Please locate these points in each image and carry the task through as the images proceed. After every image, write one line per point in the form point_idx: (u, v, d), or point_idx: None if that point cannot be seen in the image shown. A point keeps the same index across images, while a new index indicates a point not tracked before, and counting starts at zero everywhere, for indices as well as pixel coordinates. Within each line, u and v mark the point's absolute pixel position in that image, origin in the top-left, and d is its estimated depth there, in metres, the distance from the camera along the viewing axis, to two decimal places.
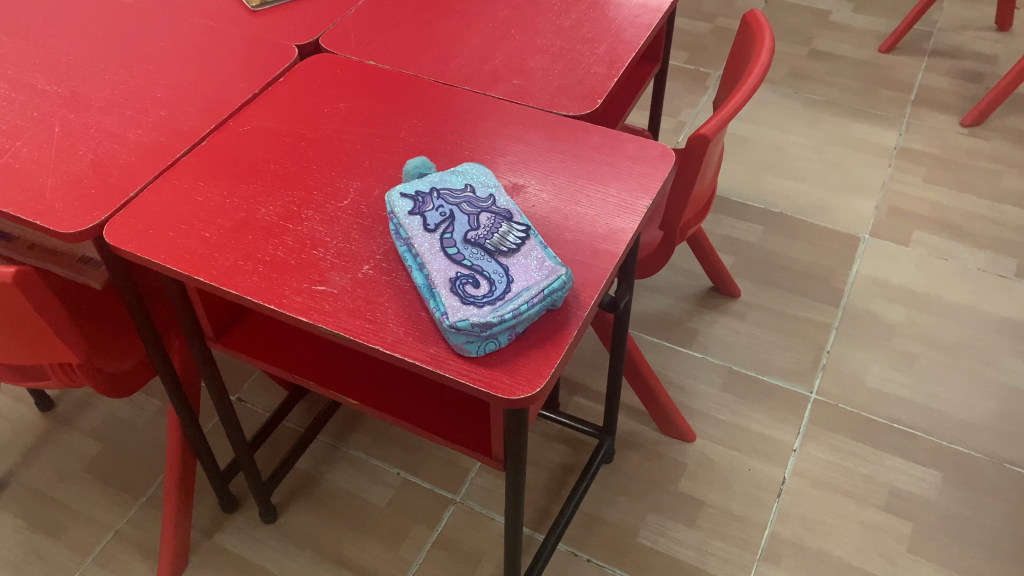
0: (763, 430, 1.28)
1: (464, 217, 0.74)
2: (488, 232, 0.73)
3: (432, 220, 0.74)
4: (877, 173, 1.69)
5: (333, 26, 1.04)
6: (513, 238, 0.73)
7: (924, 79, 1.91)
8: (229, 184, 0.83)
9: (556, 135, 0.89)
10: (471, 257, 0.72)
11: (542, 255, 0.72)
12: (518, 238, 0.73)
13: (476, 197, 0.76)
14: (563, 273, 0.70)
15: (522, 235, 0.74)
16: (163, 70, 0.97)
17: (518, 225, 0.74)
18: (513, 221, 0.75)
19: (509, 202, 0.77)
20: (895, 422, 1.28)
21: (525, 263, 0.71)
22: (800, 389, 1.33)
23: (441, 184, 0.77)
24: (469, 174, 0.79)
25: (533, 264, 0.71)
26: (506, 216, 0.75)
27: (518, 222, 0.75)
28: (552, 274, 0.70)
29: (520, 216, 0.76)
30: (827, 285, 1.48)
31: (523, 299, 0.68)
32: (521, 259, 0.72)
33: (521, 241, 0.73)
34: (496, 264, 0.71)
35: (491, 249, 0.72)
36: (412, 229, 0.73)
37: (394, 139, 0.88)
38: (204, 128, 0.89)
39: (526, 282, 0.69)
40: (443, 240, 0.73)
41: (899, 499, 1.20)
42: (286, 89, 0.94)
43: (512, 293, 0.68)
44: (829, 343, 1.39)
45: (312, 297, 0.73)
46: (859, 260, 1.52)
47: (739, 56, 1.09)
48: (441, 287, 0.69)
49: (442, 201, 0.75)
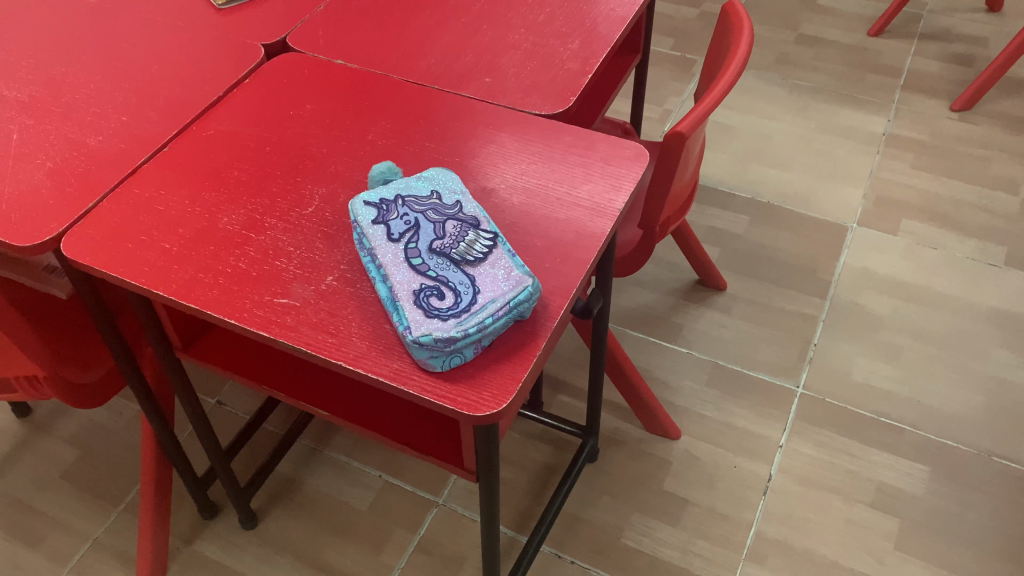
0: (748, 426, 1.26)
1: (429, 225, 0.72)
2: (454, 241, 0.71)
3: (396, 228, 0.72)
4: (864, 160, 1.66)
5: (300, 24, 1.01)
6: (479, 247, 0.71)
7: (912, 64, 1.89)
8: (192, 192, 0.81)
9: (527, 136, 0.87)
10: (436, 268, 0.70)
11: (509, 264, 0.70)
12: (485, 246, 0.71)
13: (442, 204, 0.74)
14: (530, 283, 0.68)
15: (489, 243, 0.72)
16: (126, 74, 0.94)
17: (485, 232, 0.72)
18: (481, 229, 0.73)
19: (477, 207, 0.75)
20: (882, 416, 1.27)
21: (492, 272, 0.69)
22: (786, 384, 1.31)
23: (406, 190, 0.75)
24: (435, 179, 0.77)
25: (499, 274, 0.69)
26: (473, 224, 0.73)
27: (485, 230, 0.73)
28: (519, 284, 0.68)
29: (488, 223, 0.74)
30: (813, 276, 1.46)
31: (488, 312, 0.66)
32: (487, 268, 0.70)
33: (488, 249, 0.71)
34: (462, 275, 0.69)
35: (458, 259, 0.70)
36: (375, 239, 0.71)
37: (362, 142, 0.86)
38: (166, 134, 0.87)
39: (492, 293, 0.67)
40: (408, 251, 0.71)
41: (885, 495, 1.18)
42: (252, 92, 0.92)
43: (477, 305, 0.66)
44: (816, 336, 1.37)
45: (274, 310, 0.71)
46: (846, 250, 1.50)
47: (717, 47, 1.07)
48: (405, 300, 0.68)
49: (407, 209, 0.73)
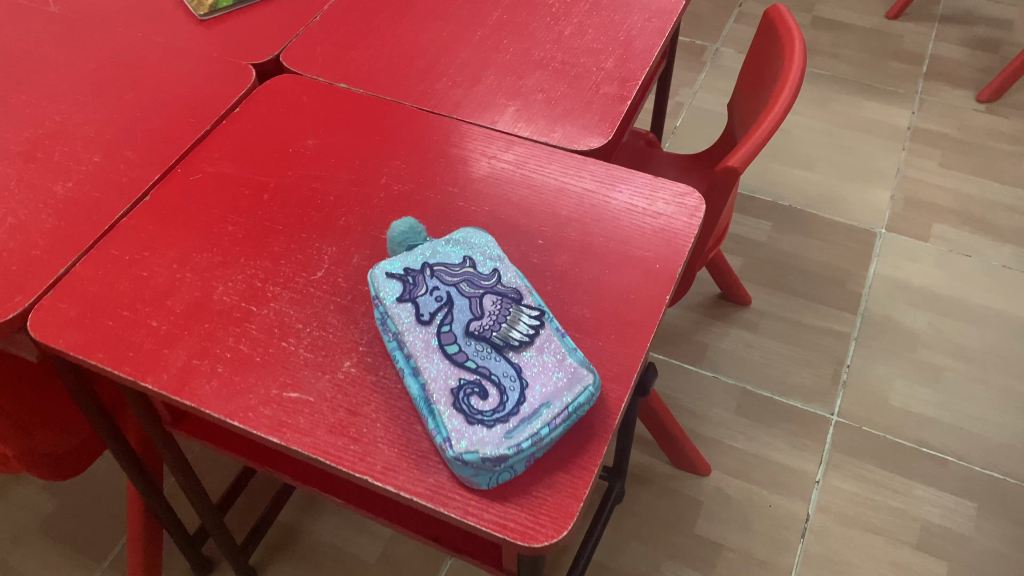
0: (783, 458, 1.18)
1: (465, 301, 0.62)
2: (494, 320, 0.61)
3: (426, 307, 0.61)
4: (891, 157, 1.57)
5: (295, 37, 0.89)
6: (524, 328, 0.61)
7: (935, 49, 1.78)
8: (181, 253, 0.70)
9: (564, 176, 0.76)
10: (475, 356, 0.59)
11: (560, 350, 0.60)
12: (530, 326, 0.61)
13: (478, 273, 0.64)
14: (589, 379, 0.58)
15: (534, 322, 0.61)
16: (97, 103, 0.82)
17: (529, 308, 0.62)
18: (524, 304, 0.62)
19: (517, 276, 0.64)
20: (923, 446, 1.19)
21: (541, 361, 0.59)
22: (820, 411, 1.22)
23: (434, 257, 0.64)
24: (467, 242, 0.66)
25: (551, 365, 0.59)
26: (515, 298, 0.63)
27: (529, 305, 0.62)
28: (575, 381, 0.58)
29: (531, 295, 0.63)
30: (843, 288, 1.37)
31: (543, 420, 0.56)
32: (535, 356, 0.59)
33: (534, 330, 0.61)
34: (507, 364, 0.59)
35: (500, 344, 0.60)
36: (402, 321, 0.61)
37: (374, 186, 0.75)
38: (147, 178, 0.75)
39: (544, 391, 0.57)
40: (441, 335, 0.60)
41: (932, 535, 1.11)
42: (244, 123, 0.80)
43: (529, 408, 0.56)
44: (849, 355, 1.29)
45: (284, 406, 0.61)
46: (876, 259, 1.40)
47: (761, 57, 0.96)
48: (442, 399, 0.57)
49: (437, 281, 0.63)
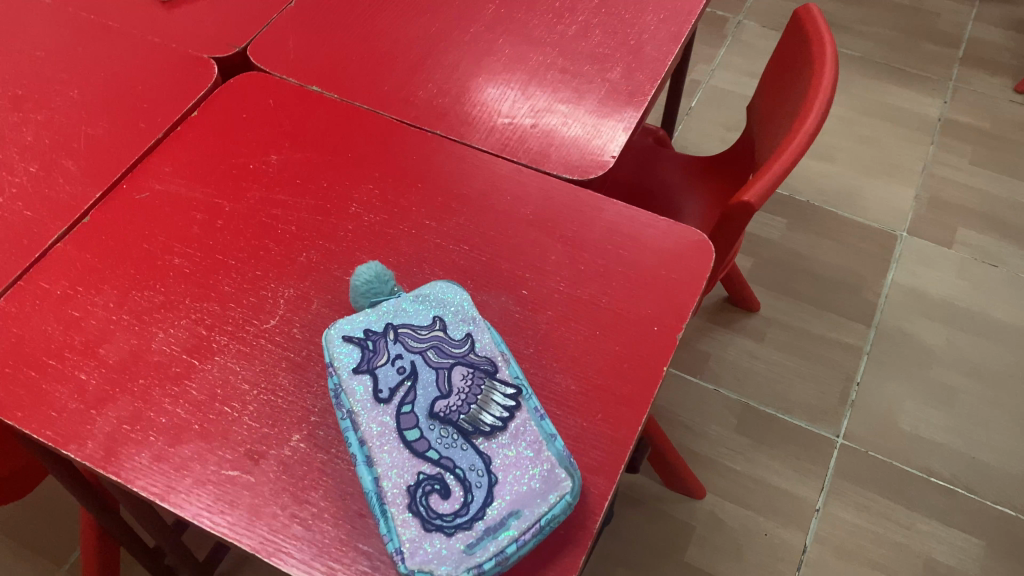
0: (781, 483, 1.11)
1: (431, 374, 0.54)
2: (464, 399, 0.53)
3: (386, 380, 0.54)
4: (917, 151, 1.46)
5: (265, 27, 0.80)
6: (497, 409, 0.53)
7: (972, 31, 1.66)
8: (118, 291, 0.62)
9: (556, 207, 0.67)
10: (439, 443, 0.52)
11: (537, 439, 0.52)
12: (504, 409, 0.53)
13: (448, 338, 0.56)
14: (567, 484, 0.51)
15: (509, 404, 0.54)
16: (40, 100, 0.73)
17: (504, 384, 0.54)
18: (498, 379, 0.54)
19: (494, 342, 0.56)
20: (932, 475, 1.12)
21: (513, 453, 0.52)
22: (825, 432, 1.15)
23: (399, 317, 0.56)
24: (439, 297, 0.58)
25: (525, 459, 0.52)
26: (489, 371, 0.55)
27: (505, 380, 0.54)
28: (551, 485, 0.51)
29: (507, 368, 0.55)
30: (856, 296, 1.28)
31: (510, 535, 0.49)
32: (507, 446, 0.52)
33: (508, 413, 0.53)
34: (475, 455, 0.51)
35: (469, 428, 0.52)
36: (357, 397, 0.53)
37: (341, 214, 0.66)
38: (88, 195, 0.67)
39: (514, 494, 0.50)
40: (401, 417, 0.52)
41: (934, 574, 1.05)
42: (199, 130, 0.71)
43: (497, 516, 0.49)
44: (859, 371, 1.21)
45: (224, 488, 0.54)
46: (895, 265, 1.31)
47: (789, 62, 0.85)
48: (397, 497, 0.50)
49: (401, 348, 0.55)
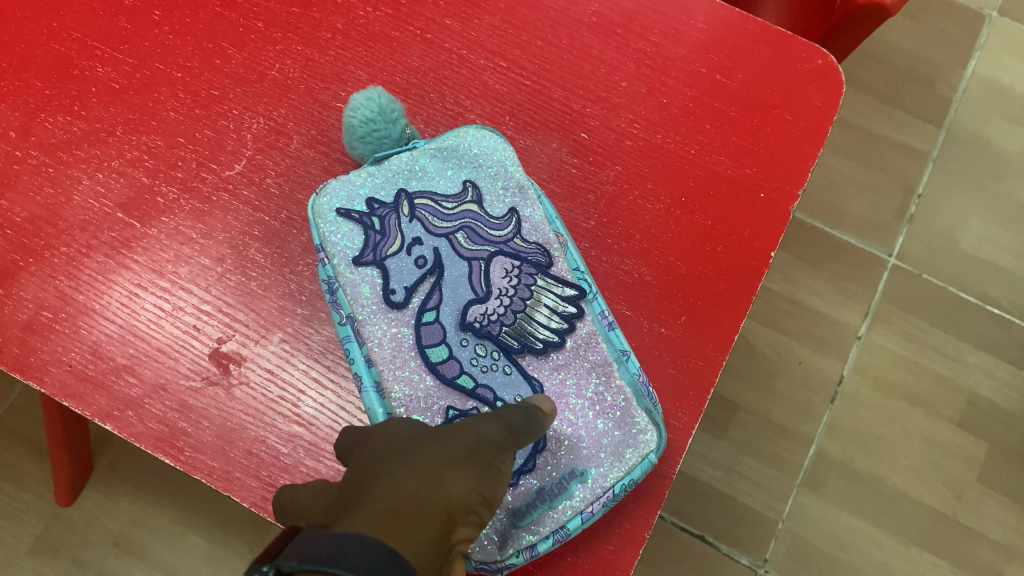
0: (822, 307, 1.01)
1: (462, 268, 0.39)
2: (508, 305, 0.39)
3: (400, 275, 0.39)
4: None
5: None
6: (551, 319, 0.39)
7: None
8: (21, 112, 0.44)
9: (628, 5, 0.47)
10: (475, 366, 0.38)
11: (605, 362, 0.39)
12: (561, 319, 0.39)
13: (483, 215, 0.40)
14: (652, 439, 0.38)
15: (568, 311, 0.39)
16: None
17: (560, 283, 0.39)
18: (553, 277, 0.40)
19: (547, 220, 0.41)
20: (989, 303, 1.01)
21: (574, 383, 0.38)
22: (875, 251, 1.02)
23: (415, 184, 0.41)
24: (469, 154, 0.42)
25: (589, 394, 0.38)
26: (543, 264, 0.40)
27: (561, 277, 0.40)
28: (627, 435, 0.38)
29: (564, 259, 0.40)
30: (929, 90, 1.10)
31: (571, 502, 0.37)
32: (565, 375, 0.38)
33: (567, 325, 0.39)
34: (522, 383, 0.38)
35: (514, 345, 0.38)
36: (360, 297, 0.38)
37: (326, 7, 0.47)
38: None
39: (576, 447, 0.37)
40: (422, 329, 0.38)
41: (975, 412, 0.98)
42: None
43: (553, 475, 0.37)
44: (922, 181, 1.06)
45: (185, 401, 0.41)
46: (978, 53, 1.12)
47: None
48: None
49: (419, 230, 0.40)
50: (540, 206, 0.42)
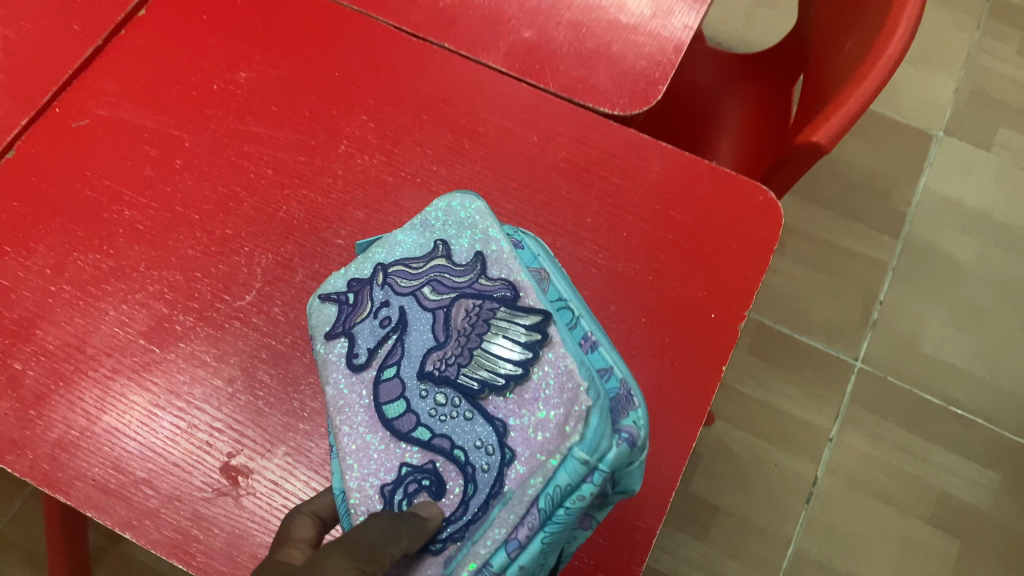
0: (794, 410, 1.06)
1: (425, 320, 0.40)
2: (463, 344, 0.38)
3: (366, 337, 0.40)
4: (961, 35, 1.33)
5: None
6: (510, 349, 0.37)
7: None
8: (56, 251, 0.50)
9: (592, 151, 0.54)
10: (432, 417, 0.37)
11: (568, 374, 0.35)
12: (520, 348, 0.37)
13: (450, 265, 0.42)
14: (576, 434, 0.33)
15: (528, 338, 0.37)
16: None
17: (525, 313, 0.38)
18: (517, 308, 0.38)
19: (518, 263, 0.41)
20: (952, 404, 1.06)
21: (525, 411, 0.35)
22: (843, 355, 1.08)
23: (392, 258, 0.43)
24: (448, 218, 0.44)
25: (541, 412, 0.35)
26: (510, 297, 0.39)
27: (529, 307, 0.38)
28: (562, 430, 0.34)
29: (535, 292, 0.39)
30: (885, 204, 1.18)
31: (522, 529, 0.33)
32: (519, 399, 0.36)
33: (528, 348, 0.37)
34: (481, 424, 0.36)
35: (472, 386, 0.36)
36: (329, 364, 0.40)
37: (328, 155, 0.54)
38: (12, 124, 0.54)
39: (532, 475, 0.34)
40: (381, 386, 0.38)
41: (946, 509, 1.02)
42: (151, 35, 0.57)
43: (501, 506, 0.34)
44: (883, 288, 1.12)
45: (196, 510, 0.45)
46: (928, 169, 1.21)
47: None
48: (368, 501, 0.36)
49: (389, 295, 0.41)
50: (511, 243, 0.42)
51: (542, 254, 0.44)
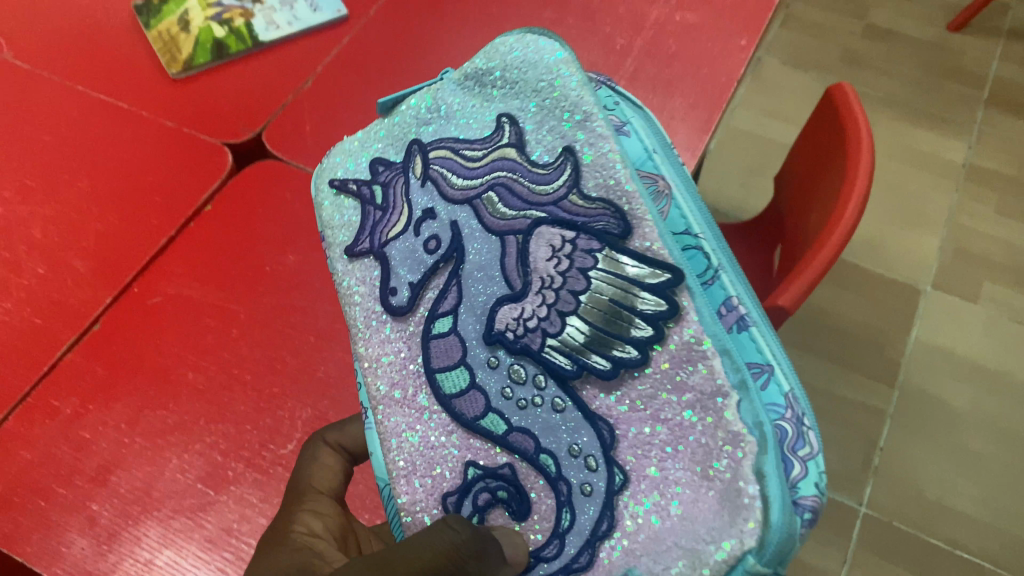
0: (803, 555, 1.09)
1: (495, 243, 0.49)
2: (543, 296, 0.46)
3: (408, 265, 0.52)
4: (940, 198, 1.45)
5: (280, 110, 0.78)
6: (634, 322, 0.43)
7: (998, 70, 1.66)
8: (130, 409, 0.60)
9: None
10: (514, 406, 0.46)
11: (718, 392, 0.41)
12: (642, 321, 0.43)
13: (527, 166, 0.50)
14: (752, 539, 0.37)
15: (655, 311, 0.43)
16: (49, 190, 0.70)
17: (650, 269, 0.44)
18: (621, 254, 0.45)
19: (624, 176, 0.47)
20: (957, 548, 1.09)
21: (657, 409, 0.42)
22: (847, 500, 1.13)
23: (454, 139, 0.54)
24: (533, 103, 0.52)
25: (680, 435, 0.41)
26: (616, 232, 0.45)
27: (640, 254, 0.44)
28: (730, 525, 0.37)
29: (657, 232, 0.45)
30: (880, 354, 1.26)
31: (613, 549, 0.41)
32: (639, 381, 0.43)
33: (657, 320, 0.43)
34: (582, 426, 0.43)
35: (565, 366, 0.45)
36: (362, 275, 0.55)
37: None
38: (98, 300, 0.64)
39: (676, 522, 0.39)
40: (435, 344, 0.49)
41: None
42: (216, 228, 0.69)
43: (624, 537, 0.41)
44: (883, 435, 1.18)
45: None
46: (919, 322, 1.29)
47: (820, 142, 0.82)
48: (428, 502, 0.47)
49: (441, 209, 0.52)
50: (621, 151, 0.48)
51: (654, 161, 0.51)
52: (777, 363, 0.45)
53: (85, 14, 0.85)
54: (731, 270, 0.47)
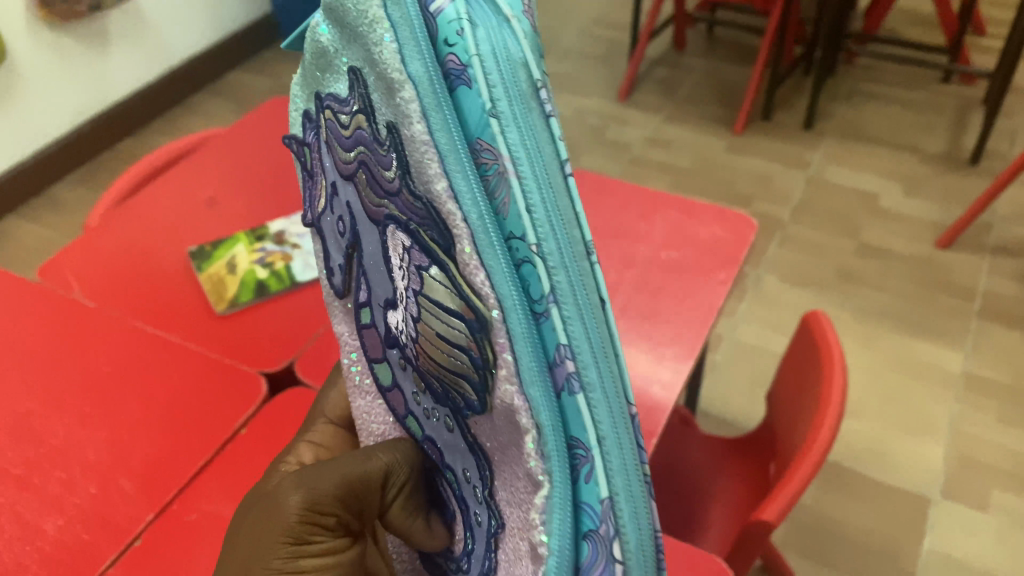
0: None
1: (375, 230, 0.37)
2: (405, 306, 0.35)
3: (334, 251, 0.46)
4: (943, 406, 1.50)
5: (312, 340, 0.89)
6: (464, 361, 0.31)
7: (987, 283, 1.76)
8: None
9: None
10: (424, 417, 0.40)
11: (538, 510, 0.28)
12: (474, 359, 0.30)
13: (377, 141, 0.34)
14: None
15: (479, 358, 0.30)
16: (103, 413, 0.79)
17: (463, 312, 0.29)
18: (436, 265, 0.30)
19: (423, 135, 0.27)
20: None
21: (510, 470, 0.32)
22: None
23: (336, 102, 0.39)
24: (351, 29, 0.33)
25: (527, 530, 0.31)
26: (438, 244, 0.30)
27: (453, 284, 0.29)
28: None
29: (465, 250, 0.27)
30: (894, 565, 1.26)
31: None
32: (497, 434, 0.32)
33: (475, 366, 0.30)
34: (469, 456, 0.36)
35: (442, 390, 0.35)
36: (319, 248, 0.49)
37: None
38: (140, 518, 0.71)
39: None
40: (364, 334, 0.44)
41: None
42: (250, 450, 0.78)
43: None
44: None
45: None
46: (930, 532, 1.30)
47: (800, 365, 0.90)
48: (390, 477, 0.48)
49: (341, 185, 0.42)
50: (440, 142, 0.27)
51: (500, 122, 0.26)
52: (626, 488, 0.28)
53: (149, 258, 0.99)
54: (570, 299, 0.27)
